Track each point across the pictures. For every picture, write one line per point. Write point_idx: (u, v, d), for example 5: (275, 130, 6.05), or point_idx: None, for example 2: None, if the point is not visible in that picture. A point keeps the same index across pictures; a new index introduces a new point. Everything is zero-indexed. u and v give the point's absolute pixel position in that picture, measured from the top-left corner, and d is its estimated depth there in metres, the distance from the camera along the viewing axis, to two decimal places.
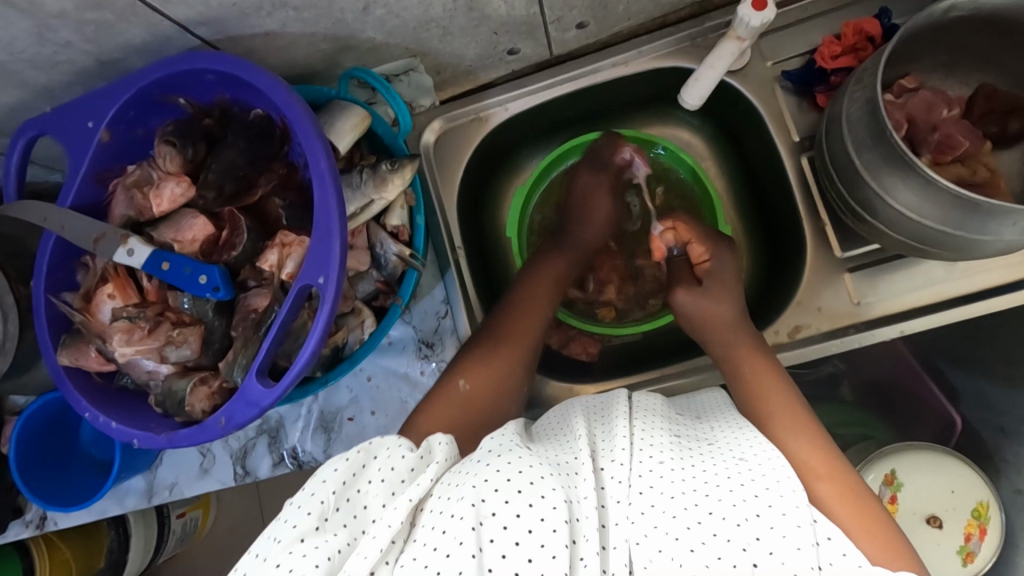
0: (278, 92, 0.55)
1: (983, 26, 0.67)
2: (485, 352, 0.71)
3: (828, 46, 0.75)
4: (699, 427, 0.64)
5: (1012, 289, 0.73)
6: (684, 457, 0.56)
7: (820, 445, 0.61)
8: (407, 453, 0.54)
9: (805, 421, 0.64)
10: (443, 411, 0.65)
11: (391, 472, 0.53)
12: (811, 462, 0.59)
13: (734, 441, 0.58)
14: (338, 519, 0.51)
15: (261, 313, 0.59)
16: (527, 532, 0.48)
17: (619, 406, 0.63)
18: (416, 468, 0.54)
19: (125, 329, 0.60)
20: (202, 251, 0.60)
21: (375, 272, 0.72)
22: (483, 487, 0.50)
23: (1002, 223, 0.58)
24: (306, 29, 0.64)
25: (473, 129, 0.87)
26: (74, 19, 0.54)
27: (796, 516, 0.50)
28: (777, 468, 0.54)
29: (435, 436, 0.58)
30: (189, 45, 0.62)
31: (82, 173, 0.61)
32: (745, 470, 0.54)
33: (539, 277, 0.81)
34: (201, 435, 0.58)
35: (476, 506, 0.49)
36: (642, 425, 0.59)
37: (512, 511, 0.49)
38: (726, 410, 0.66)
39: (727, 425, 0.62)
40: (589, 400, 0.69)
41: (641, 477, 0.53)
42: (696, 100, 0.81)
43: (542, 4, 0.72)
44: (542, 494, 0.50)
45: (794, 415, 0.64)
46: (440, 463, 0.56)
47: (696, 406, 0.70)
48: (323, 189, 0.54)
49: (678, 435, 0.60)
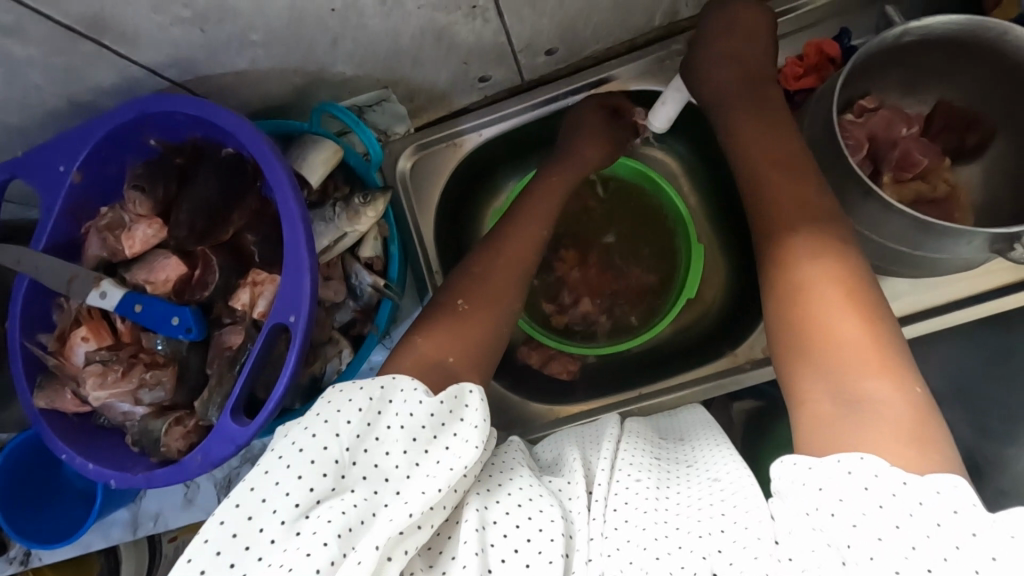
0: (245, 131, 0.56)
1: (937, 48, 0.69)
2: (484, 269, 0.72)
3: (791, 67, 0.77)
4: (680, 449, 0.63)
5: (980, 299, 0.75)
6: (661, 478, 0.56)
7: (844, 282, 0.53)
8: (427, 399, 0.53)
9: (797, 177, 0.59)
10: (446, 336, 0.64)
11: (410, 419, 0.52)
12: (823, 289, 0.53)
13: (712, 462, 0.57)
14: (355, 474, 0.50)
15: (235, 351, 0.60)
16: (526, 540, 0.50)
17: (608, 432, 0.64)
18: (438, 415, 0.53)
19: (98, 373, 0.59)
20: (175, 290, 0.60)
21: (351, 302, 0.73)
22: (489, 498, 0.53)
23: (957, 243, 0.59)
24: (276, 66, 0.65)
25: (449, 154, 0.87)
26: (42, 65, 0.54)
27: (759, 529, 0.46)
28: (746, 484, 0.51)
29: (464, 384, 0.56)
30: (160, 85, 0.62)
31: (56, 213, 0.61)
32: (717, 491, 0.52)
33: (542, 196, 0.80)
34: (178, 474, 0.58)
35: (480, 512, 0.51)
36: (626, 447, 0.60)
37: (513, 522, 0.51)
38: (708, 429, 0.66)
39: (707, 445, 0.61)
40: (582, 430, 0.69)
41: (616, 495, 0.53)
42: (662, 122, 0.79)
43: (510, 33, 0.73)
44: (541, 508, 0.52)
45: (788, 177, 0.60)
46: (479, 426, 0.53)
47: (680, 428, 0.70)
48: (292, 227, 0.55)
49: (658, 458, 0.60)
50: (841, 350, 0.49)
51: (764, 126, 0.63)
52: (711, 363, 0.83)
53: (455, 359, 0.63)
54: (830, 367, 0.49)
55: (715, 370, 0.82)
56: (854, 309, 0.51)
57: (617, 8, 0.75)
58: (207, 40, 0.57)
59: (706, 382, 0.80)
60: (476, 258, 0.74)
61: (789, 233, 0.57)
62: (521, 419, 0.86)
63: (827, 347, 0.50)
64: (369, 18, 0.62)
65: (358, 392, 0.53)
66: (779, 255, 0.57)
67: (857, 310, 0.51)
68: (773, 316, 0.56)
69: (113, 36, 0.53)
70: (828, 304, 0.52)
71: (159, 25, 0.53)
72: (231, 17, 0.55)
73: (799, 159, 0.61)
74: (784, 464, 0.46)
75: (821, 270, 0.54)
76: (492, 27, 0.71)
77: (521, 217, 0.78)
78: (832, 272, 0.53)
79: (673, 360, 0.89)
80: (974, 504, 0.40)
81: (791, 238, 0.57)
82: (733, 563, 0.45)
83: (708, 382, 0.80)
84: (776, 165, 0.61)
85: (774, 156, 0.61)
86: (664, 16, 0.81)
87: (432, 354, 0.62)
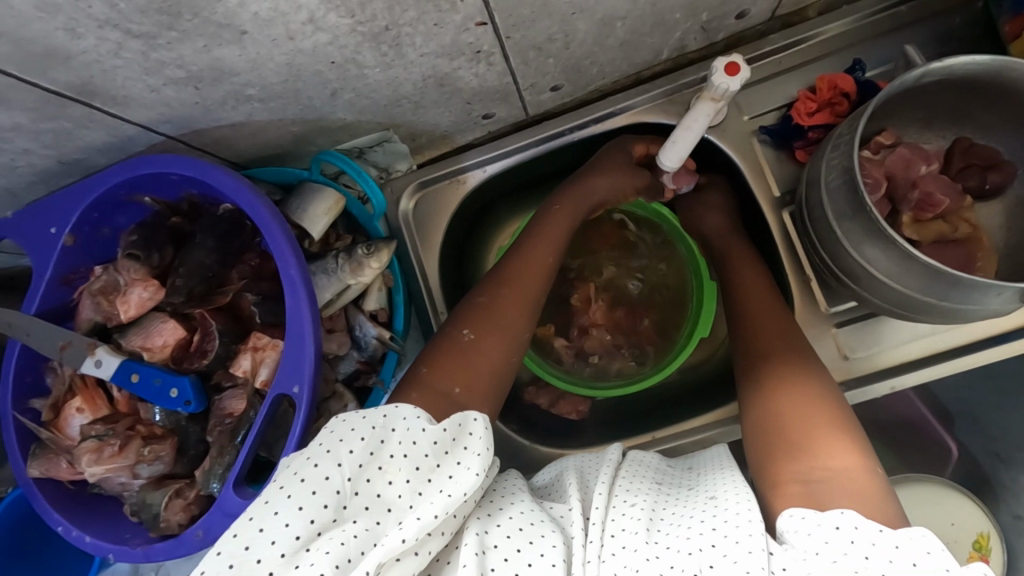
0: (244, 195, 0.54)
1: (957, 85, 0.66)
2: (493, 296, 0.69)
3: (804, 102, 0.74)
4: (687, 475, 0.61)
5: (1005, 338, 0.72)
6: (658, 501, 0.54)
7: (807, 390, 0.61)
8: (429, 427, 0.51)
9: (797, 355, 0.65)
10: (456, 366, 0.61)
11: (414, 447, 0.49)
12: (787, 388, 0.62)
13: (713, 484, 0.55)
14: (357, 504, 0.47)
15: (236, 419, 0.58)
16: (527, 565, 0.47)
17: (609, 457, 0.61)
18: (440, 443, 0.50)
19: (94, 448, 0.57)
20: (173, 357, 0.59)
21: (355, 353, 0.71)
22: (487, 521, 0.50)
23: (985, 293, 0.57)
24: (273, 117, 0.63)
25: (452, 192, 0.84)
26: (29, 130, 0.53)
27: (749, 543, 0.45)
28: (742, 502, 0.50)
29: (468, 412, 0.54)
30: (153, 142, 0.60)
31: (47, 278, 0.59)
32: (710, 508, 0.50)
33: (551, 220, 0.78)
34: (178, 548, 0.56)
35: (480, 536, 0.49)
36: (626, 474, 0.58)
37: (513, 546, 0.48)
38: (715, 456, 0.62)
39: (714, 469, 0.59)
40: (583, 455, 0.66)
41: (613, 521, 0.51)
42: (674, 160, 0.78)
43: (515, 74, 0.70)
44: (543, 533, 0.49)
45: (777, 327, 0.69)
46: (481, 455, 0.50)
47: (692, 458, 0.66)
48: (295, 295, 0.54)
49: (660, 483, 0.58)
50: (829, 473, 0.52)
51: (757, 297, 0.73)
52: (725, 406, 0.80)
53: (462, 390, 0.60)
54: (792, 447, 0.56)
55: (729, 413, 0.79)
56: (837, 438, 0.55)
57: (624, 47, 0.73)
58: (202, 99, 0.55)
59: (725, 425, 0.78)
60: (486, 288, 0.70)
61: (779, 382, 0.63)
62: (531, 460, 0.83)
63: (789, 428, 0.58)
64: (369, 69, 0.59)
65: (361, 420, 0.50)
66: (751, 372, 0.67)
67: (840, 439, 0.55)
68: (754, 435, 0.61)
69: (104, 99, 0.51)
70: (794, 412, 0.59)
71: (151, 86, 0.52)
72: (226, 76, 0.53)
73: (801, 343, 0.67)
74: (788, 517, 0.49)
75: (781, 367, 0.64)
76: (497, 70, 0.68)
77: (530, 244, 0.75)
78: (818, 416, 0.58)
79: (685, 399, 0.87)
80: (931, 552, 0.44)
81: (778, 386, 0.63)
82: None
83: (729, 424, 0.78)
84: (761, 311, 0.71)
85: (757, 294, 0.73)
86: (673, 50, 0.77)
87: (438, 385, 0.59)
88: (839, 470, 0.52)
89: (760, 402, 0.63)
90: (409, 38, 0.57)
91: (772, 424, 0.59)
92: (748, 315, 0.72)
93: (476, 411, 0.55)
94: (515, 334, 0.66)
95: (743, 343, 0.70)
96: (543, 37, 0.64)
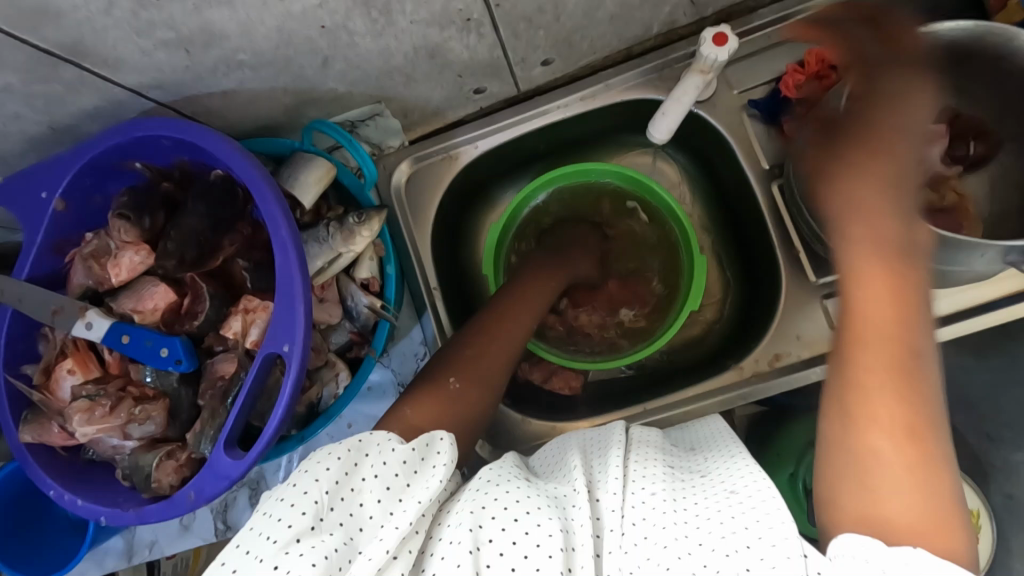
0: (234, 157, 0.54)
1: (942, 54, 0.67)
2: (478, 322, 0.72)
3: (793, 75, 0.75)
4: (693, 458, 0.61)
5: (991, 307, 0.73)
6: (676, 489, 0.54)
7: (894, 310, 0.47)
8: (399, 446, 0.51)
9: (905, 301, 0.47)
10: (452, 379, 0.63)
11: (386, 466, 0.50)
12: (868, 349, 0.46)
13: (728, 472, 0.55)
14: (333, 519, 0.48)
15: (228, 381, 0.59)
16: (523, 557, 0.47)
17: (615, 437, 0.61)
18: (409, 462, 0.51)
19: (85, 408, 0.58)
20: (164, 319, 0.60)
21: (347, 323, 0.72)
22: (481, 513, 0.49)
23: (970, 254, 0.58)
24: (264, 86, 0.63)
25: (444, 168, 0.85)
26: (21, 93, 0.53)
27: (786, 548, 0.45)
28: (767, 497, 0.49)
29: (437, 432, 0.55)
30: (145, 108, 0.61)
31: (38, 246, 0.59)
32: (737, 503, 0.50)
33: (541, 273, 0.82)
34: (170, 510, 0.56)
35: (473, 531, 0.48)
36: (636, 458, 0.58)
37: (508, 539, 0.48)
38: (721, 438, 0.63)
39: (721, 455, 0.59)
40: (585, 433, 0.66)
41: (633, 508, 0.51)
42: (663, 133, 0.80)
43: (506, 47, 0.71)
44: (538, 521, 0.49)
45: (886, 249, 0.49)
46: (446, 464, 0.52)
47: (692, 436, 0.67)
48: (285, 255, 0.54)
49: (672, 467, 0.58)
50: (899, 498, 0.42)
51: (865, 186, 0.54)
52: (713, 377, 0.81)
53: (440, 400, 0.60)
54: (856, 413, 0.45)
55: (719, 386, 0.80)
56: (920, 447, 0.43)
57: (614, 21, 0.73)
58: (192, 63, 0.56)
59: (718, 394, 0.79)
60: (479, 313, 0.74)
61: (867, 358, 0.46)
62: (520, 438, 0.83)
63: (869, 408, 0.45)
64: (360, 36, 0.60)
65: (338, 444, 0.51)
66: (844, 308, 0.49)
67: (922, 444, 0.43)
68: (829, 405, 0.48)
69: (94, 59, 0.52)
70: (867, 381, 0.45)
71: (142, 49, 0.52)
72: (217, 40, 0.54)
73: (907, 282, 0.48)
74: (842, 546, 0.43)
75: (875, 326, 0.46)
76: (488, 42, 0.69)
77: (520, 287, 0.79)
78: (910, 406, 0.44)
79: (675, 376, 0.88)
80: None
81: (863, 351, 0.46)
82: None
83: (720, 394, 0.79)
84: (856, 208, 0.52)
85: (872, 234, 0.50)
86: (663, 25, 0.78)
87: (416, 419, 0.58)
88: (912, 504, 0.42)
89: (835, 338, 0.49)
90: (399, 4, 0.57)
91: (847, 417, 0.46)
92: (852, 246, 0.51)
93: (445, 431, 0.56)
94: (504, 352, 0.69)
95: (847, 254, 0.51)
96: (533, 8, 0.65)
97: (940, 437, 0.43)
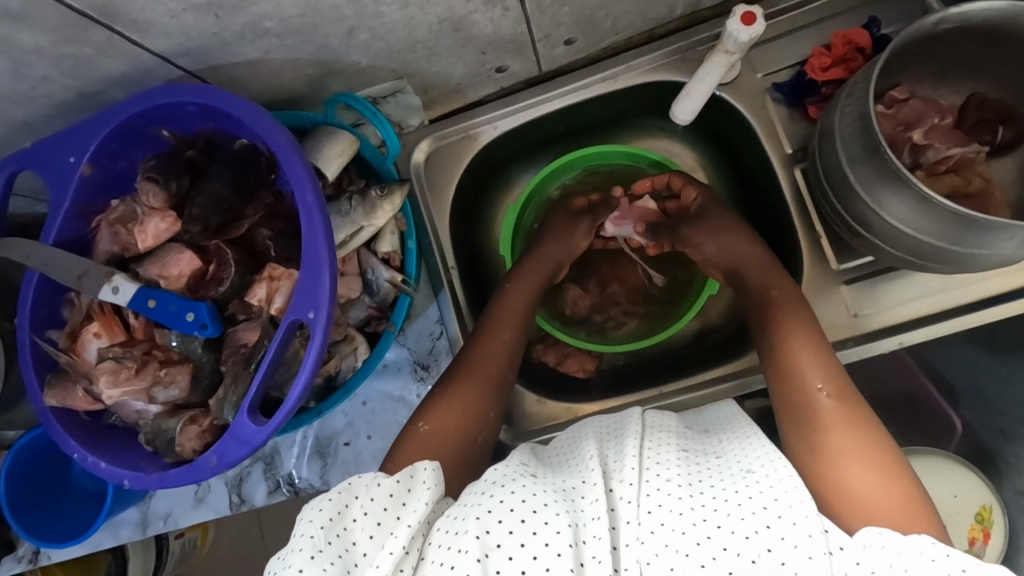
0: (261, 122, 0.54)
1: (973, 35, 0.66)
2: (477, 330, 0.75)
3: (818, 58, 0.74)
4: (707, 440, 0.61)
5: (1011, 297, 0.72)
6: (690, 472, 0.54)
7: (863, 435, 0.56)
8: (383, 480, 0.52)
9: (827, 363, 0.63)
10: (447, 410, 0.66)
11: (373, 503, 0.50)
12: (825, 411, 0.59)
13: (743, 454, 0.55)
14: (331, 551, 0.47)
15: (250, 348, 0.59)
16: (532, 558, 0.47)
17: (631, 424, 0.60)
18: (396, 494, 0.52)
19: (111, 370, 0.59)
20: (189, 286, 0.60)
21: (367, 298, 0.72)
22: (487, 518, 0.48)
23: (997, 237, 0.58)
24: (290, 56, 0.63)
25: (464, 148, 0.85)
26: (50, 55, 0.53)
27: (807, 526, 0.46)
28: (784, 478, 0.50)
29: (419, 462, 0.56)
30: (171, 75, 0.61)
31: (65, 209, 0.59)
32: (754, 483, 0.50)
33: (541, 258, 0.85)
34: (192, 474, 0.56)
35: (481, 538, 0.47)
36: (650, 443, 0.57)
37: (517, 541, 0.48)
38: (737, 420, 0.62)
39: (737, 436, 0.59)
40: (601, 420, 0.66)
41: (649, 496, 0.51)
42: (687, 113, 0.80)
43: (530, 22, 0.70)
44: (546, 519, 0.49)
45: (804, 336, 0.65)
46: (430, 487, 0.53)
47: (705, 419, 0.67)
48: (310, 220, 0.54)
49: (686, 450, 0.58)
50: (867, 497, 0.52)
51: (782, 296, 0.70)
52: (728, 362, 0.81)
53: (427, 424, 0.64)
54: (854, 504, 0.52)
55: (735, 370, 0.79)
56: (874, 462, 0.54)
57: None
58: (220, 29, 0.56)
59: (732, 378, 0.79)
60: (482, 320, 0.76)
61: (819, 393, 0.60)
62: (529, 424, 0.82)
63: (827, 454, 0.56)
64: (386, 6, 0.60)
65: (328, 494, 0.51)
66: (799, 393, 0.61)
67: (876, 461, 0.54)
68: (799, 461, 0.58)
69: (125, 22, 0.52)
70: (831, 427, 0.57)
71: (170, 13, 0.52)
72: (245, 5, 0.54)
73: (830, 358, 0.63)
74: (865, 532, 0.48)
75: (836, 416, 0.58)
76: (512, 16, 0.68)
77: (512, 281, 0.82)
78: (856, 428, 0.57)
79: (688, 360, 0.88)
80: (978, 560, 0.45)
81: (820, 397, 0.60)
82: (786, 562, 0.44)
83: (733, 378, 0.79)
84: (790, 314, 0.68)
85: (819, 363, 0.62)
86: (687, 6, 0.78)
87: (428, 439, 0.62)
88: (883, 502, 0.51)
89: (814, 459, 0.56)
90: None
91: (815, 457, 0.56)
92: (804, 378, 0.62)
93: (426, 461, 0.57)
94: (495, 361, 0.72)
95: (771, 362, 0.66)
96: None
97: (914, 496, 0.53)
